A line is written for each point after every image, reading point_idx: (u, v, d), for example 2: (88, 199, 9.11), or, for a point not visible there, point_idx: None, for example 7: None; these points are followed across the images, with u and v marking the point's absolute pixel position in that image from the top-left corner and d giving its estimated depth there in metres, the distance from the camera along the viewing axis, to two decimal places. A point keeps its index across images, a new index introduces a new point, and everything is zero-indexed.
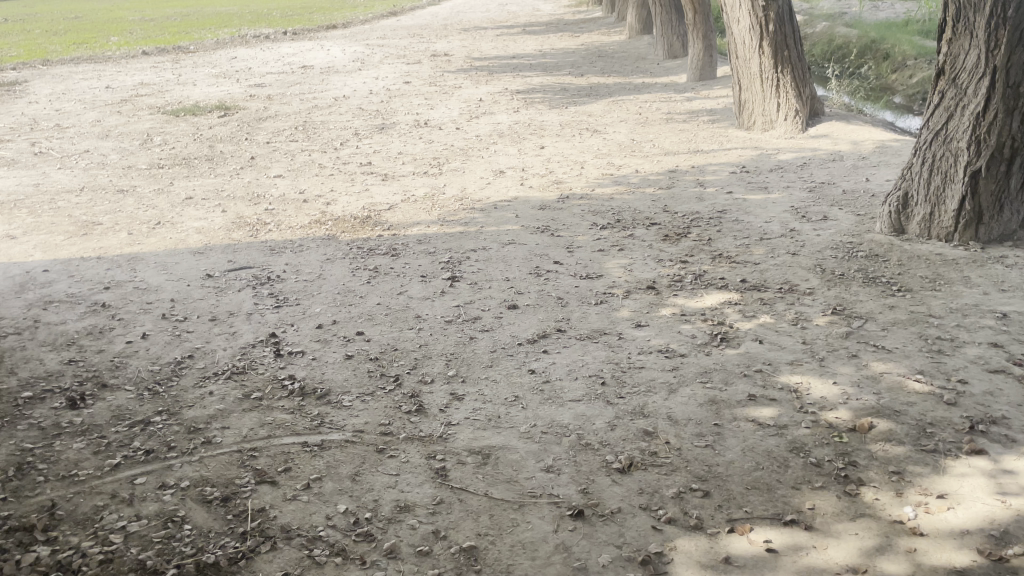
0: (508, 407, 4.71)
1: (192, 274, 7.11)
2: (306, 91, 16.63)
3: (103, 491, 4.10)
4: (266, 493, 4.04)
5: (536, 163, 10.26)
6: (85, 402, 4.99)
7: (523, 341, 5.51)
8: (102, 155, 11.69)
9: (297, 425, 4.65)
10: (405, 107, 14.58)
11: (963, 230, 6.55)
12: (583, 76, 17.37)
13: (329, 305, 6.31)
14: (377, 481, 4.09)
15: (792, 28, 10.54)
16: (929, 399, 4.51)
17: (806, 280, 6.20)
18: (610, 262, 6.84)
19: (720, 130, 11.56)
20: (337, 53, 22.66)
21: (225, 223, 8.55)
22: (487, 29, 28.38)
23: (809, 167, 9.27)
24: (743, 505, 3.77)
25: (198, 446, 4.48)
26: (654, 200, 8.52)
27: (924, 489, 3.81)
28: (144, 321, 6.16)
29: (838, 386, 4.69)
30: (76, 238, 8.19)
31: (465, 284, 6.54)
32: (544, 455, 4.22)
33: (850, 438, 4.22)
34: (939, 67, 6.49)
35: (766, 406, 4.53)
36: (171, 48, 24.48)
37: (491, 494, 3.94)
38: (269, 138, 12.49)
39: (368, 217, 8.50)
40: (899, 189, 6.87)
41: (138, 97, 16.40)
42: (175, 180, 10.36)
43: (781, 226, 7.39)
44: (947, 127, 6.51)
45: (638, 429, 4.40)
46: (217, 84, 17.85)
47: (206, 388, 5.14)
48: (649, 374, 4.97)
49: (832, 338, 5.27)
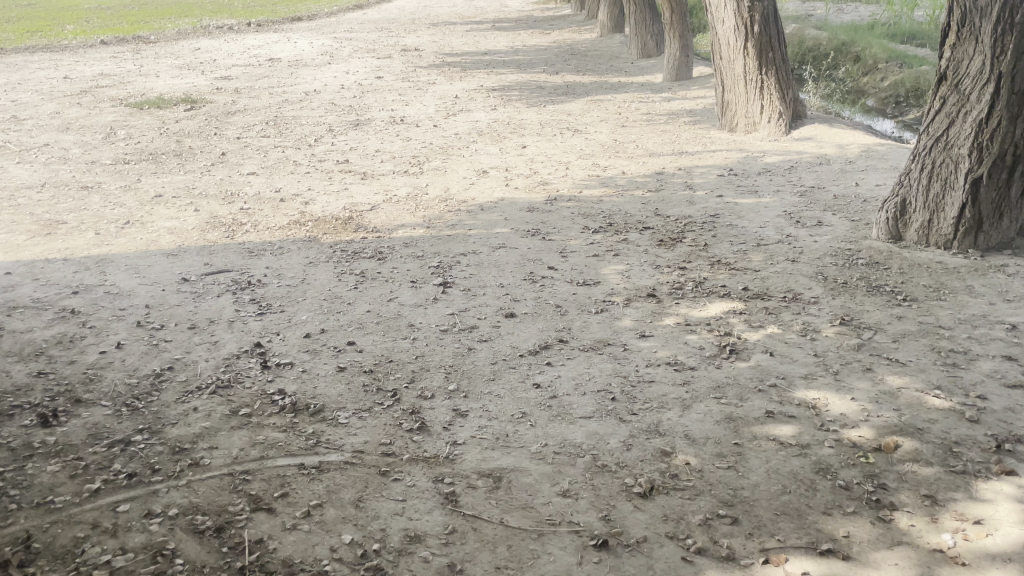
0: (515, 425, 4.47)
1: (166, 278, 6.73)
2: (275, 85, 16.18)
3: (83, 520, 3.77)
4: (263, 522, 3.75)
5: (519, 162, 10.02)
6: (58, 419, 4.64)
7: (524, 353, 5.27)
8: (63, 149, 11.17)
9: (291, 444, 4.36)
10: (378, 103, 14.19)
11: (962, 238, 6.46)
12: (558, 74, 17.17)
13: (315, 312, 6.01)
14: (383, 508, 3.83)
15: (776, 29, 10.47)
16: (950, 416, 4.38)
17: (809, 288, 6.06)
18: (607, 267, 6.63)
19: (703, 131, 11.42)
20: (304, 46, 22.16)
21: (198, 223, 8.17)
22: (455, 24, 28.04)
23: (796, 171, 9.17)
24: (775, 534, 3.58)
25: (186, 469, 4.16)
26: (645, 203, 8.34)
27: (960, 513, 3.66)
28: (117, 329, 5.79)
29: (857, 403, 4.54)
30: (39, 237, 7.75)
31: (458, 290, 6.29)
32: (559, 478, 4.00)
33: (876, 458, 4.07)
34: (941, 72, 6.39)
35: (784, 424, 4.37)
36: (131, 38, 23.74)
37: (507, 523, 3.70)
38: (240, 133, 12.08)
39: (350, 218, 8.18)
40: (897, 196, 6.77)
41: (99, 88, 15.82)
42: (142, 176, 9.92)
43: (777, 232, 7.25)
44: (948, 134, 6.41)
45: (656, 448, 4.20)
46: (181, 76, 17.29)
47: (189, 403, 4.81)
48: (661, 389, 4.77)
49: (844, 350, 5.13)
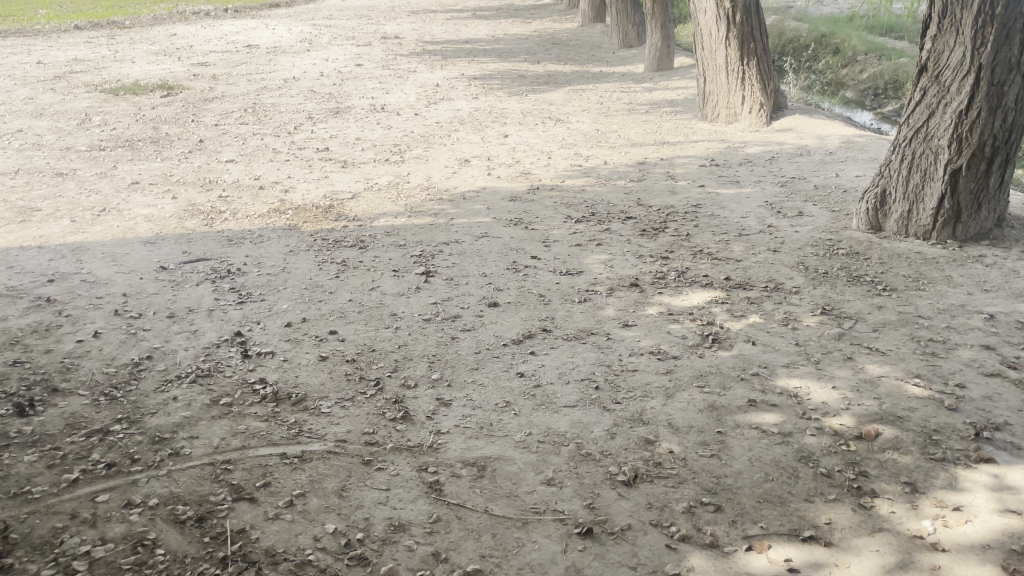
0: (499, 414, 4.46)
1: (144, 267, 6.64)
2: (254, 71, 16.00)
3: (61, 511, 3.72)
4: (245, 512, 3.72)
5: (501, 152, 9.98)
6: (34, 408, 4.57)
7: (507, 342, 5.26)
8: (38, 136, 10.99)
9: (273, 434, 4.32)
10: (359, 91, 14.09)
11: (940, 229, 6.53)
12: (539, 63, 17.10)
13: (297, 301, 5.95)
14: (366, 497, 3.81)
15: (757, 20, 10.50)
16: (930, 404, 4.42)
17: (791, 278, 6.09)
18: (590, 257, 6.63)
19: (684, 121, 11.43)
20: (283, 33, 21.92)
21: (176, 211, 8.07)
22: (435, 12, 27.87)
23: (777, 161, 9.20)
24: (758, 521, 3.61)
25: (166, 459, 4.12)
26: (627, 192, 8.34)
27: (939, 500, 3.70)
28: (95, 318, 5.71)
29: (838, 391, 4.58)
30: (13, 224, 7.62)
31: (441, 279, 6.26)
32: (543, 467, 3.99)
33: (857, 446, 4.10)
34: (921, 63, 6.42)
35: (766, 412, 4.39)
36: (106, 23, 23.36)
37: (491, 511, 3.70)
38: (218, 120, 11.94)
39: (331, 206, 8.11)
40: (877, 187, 6.82)
41: (73, 74, 15.57)
42: (118, 163, 9.77)
43: (758, 222, 7.29)
44: (928, 125, 6.44)
45: (640, 437, 4.21)
46: (157, 62, 17.04)
47: (168, 392, 4.75)
48: (644, 377, 4.78)
49: (825, 340, 5.16)
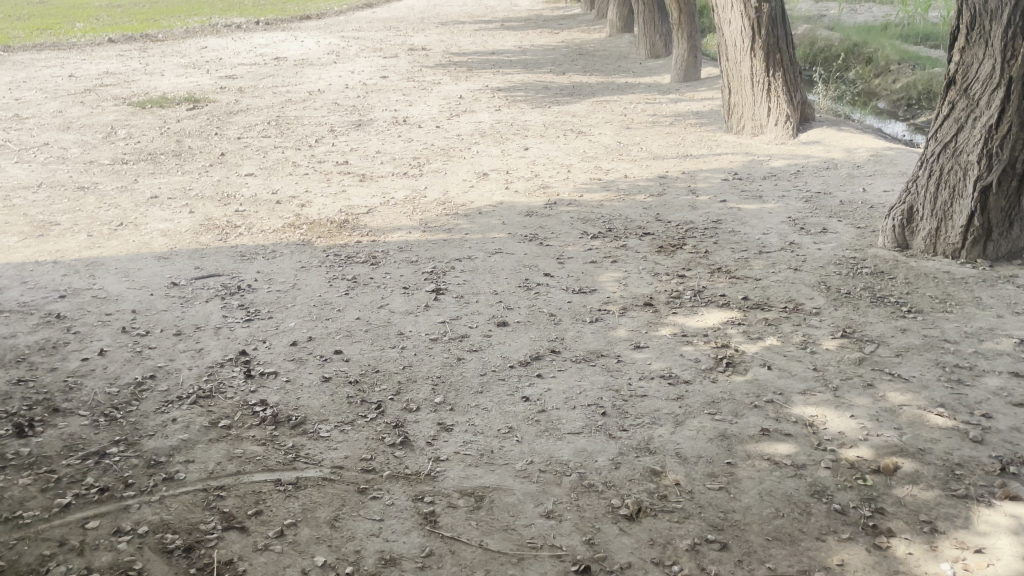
0: (501, 440, 4.32)
1: (156, 282, 6.62)
2: (280, 84, 16.08)
3: (50, 537, 3.66)
4: (234, 542, 3.62)
5: (520, 165, 9.87)
6: (34, 429, 4.53)
7: (515, 364, 5.12)
8: (63, 149, 11.10)
9: (270, 459, 4.23)
10: (382, 103, 14.07)
11: (970, 247, 6.28)
12: (565, 74, 16.99)
13: (304, 319, 5.88)
14: (359, 528, 3.69)
15: (784, 30, 10.31)
16: (953, 435, 4.20)
17: (811, 298, 5.88)
18: (604, 275, 6.48)
19: (709, 133, 11.23)
20: (310, 45, 22.08)
21: (192, 225, 8.06)
22: (465, 24, 27.89)
23: (802, 175, 8.97)
24: (766, 560, 3.43)
25: (160, 484, 4.04)
26: (646, 207, 8.18)
27: (960, 541, 3.49)
28: (101, 335, 5.68)
29: (856, 420, 4.37)
30: (31, 239, 7.66)
31: (451, 297, 6.14)
32: (543, 498, 3.85)
33: (874, 480, 3.90)
34: (950, 76, 6.19)
35: (780, 442, 4.21)
36: (139, 36, 23.69)
37: (486, 545, 3.56)
38: (241, 133, 11.98)
39: (346, 221, 8.06)
40: (903, 203, 6.58)
41: (103, 87, 15.78)
42: (139, 177, 9.83)
43: (780, 239, 7.08)
44: (956, 139, 6.21)
45: (645, 467, 4.05)
46: (186, 75, 17.21)
47: (168, 414, 4.69)
48: (653, 403, 4.61)
49: (845, 365, 4.95)
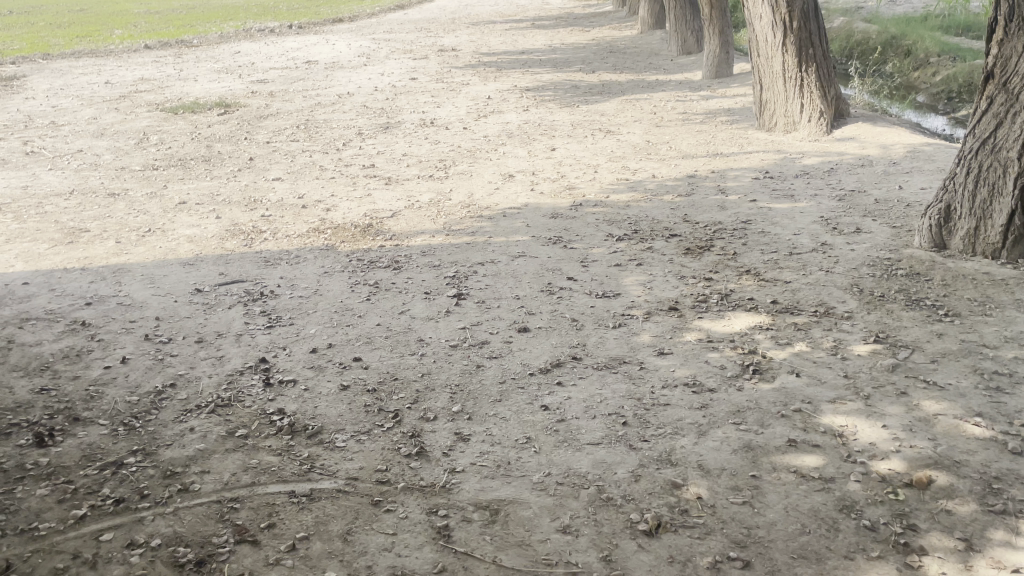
0: (519, 451, 4.23)
1: (180, 289, 6.64)
2: (310, 87, 16.15)
3: (64, 550, 3.65)
4: (245, 556, 3.58)
5: (547, 166, 9.77)
6: (54, 438, 4.53)
7: (535, 371, 5.02)
8: (96, 155, 11.25)
9: (285, 470, 4.19)
10: (411, 105, 14.06)
11: (1011, 247, 6.03)
12: (594, 72, 16.82)
13: (325, 326, 5.84)
14: (371, 542, 3.62)
15: (817, 24, 10.03)
16: (991, 446, 4.01)
17: (843, 301, 5.69)
18: (628, 278, 6.35)
19: (740, 130, 11.02)
20: (341, 48, 22.16)
21: (218, 231, 8.09)
22: (496, 23, 27.82)
23: (836, 173, 8.74)
24: None
25: (175, 495, 4.01)
26: (673, 208, 8.02)
27: (996, 561, 3.32)
28: (125, 343, 5.70)
29: (889, 431, 4.20)
30: (61, 246, 7.74)
31: (472, 302, 6.07)
32: (560, 512, 3.75)
33: (906, 494, 3.74)
34: (988, 69, 5.97)
35: (808, 454, 4.05)
36: (175, 41, 23.97)
37: (500, 562, 3.47)
38: (270, 137, 12.04)
39: (369, 225, 8.02)
40: (940, 202, 6.35)
41: (138, 93, 15.99)
42: (169, 183, 9.91)
43: (811, 240, 6.88)
44: (996, 135, 5.99)
45: (666, 480, 3.93)
46: (218, 80, 17.38)
47: (186, 423, 4.67)
48: (676, 413, 4.48)
49: (877, 372, 4.77)
